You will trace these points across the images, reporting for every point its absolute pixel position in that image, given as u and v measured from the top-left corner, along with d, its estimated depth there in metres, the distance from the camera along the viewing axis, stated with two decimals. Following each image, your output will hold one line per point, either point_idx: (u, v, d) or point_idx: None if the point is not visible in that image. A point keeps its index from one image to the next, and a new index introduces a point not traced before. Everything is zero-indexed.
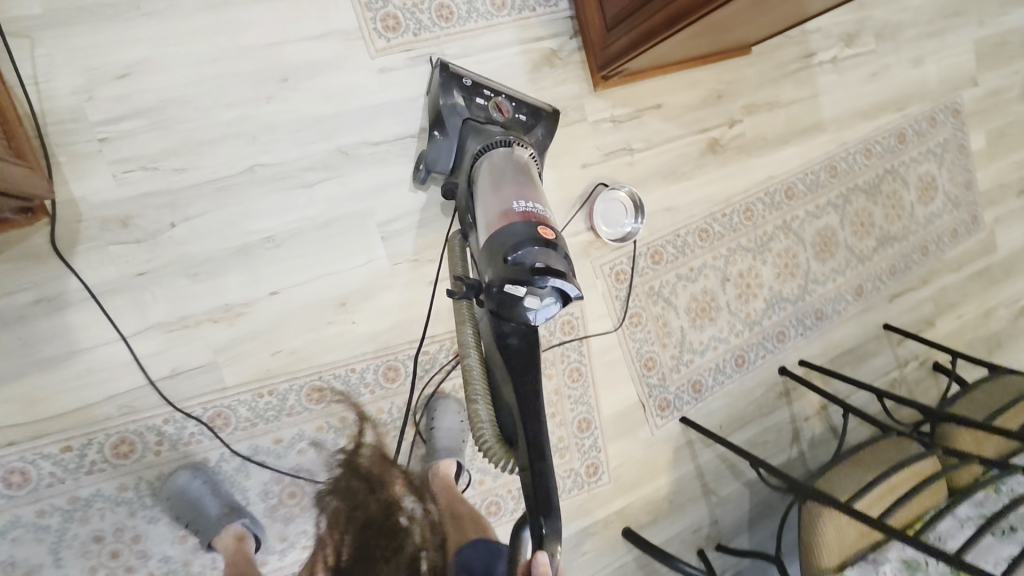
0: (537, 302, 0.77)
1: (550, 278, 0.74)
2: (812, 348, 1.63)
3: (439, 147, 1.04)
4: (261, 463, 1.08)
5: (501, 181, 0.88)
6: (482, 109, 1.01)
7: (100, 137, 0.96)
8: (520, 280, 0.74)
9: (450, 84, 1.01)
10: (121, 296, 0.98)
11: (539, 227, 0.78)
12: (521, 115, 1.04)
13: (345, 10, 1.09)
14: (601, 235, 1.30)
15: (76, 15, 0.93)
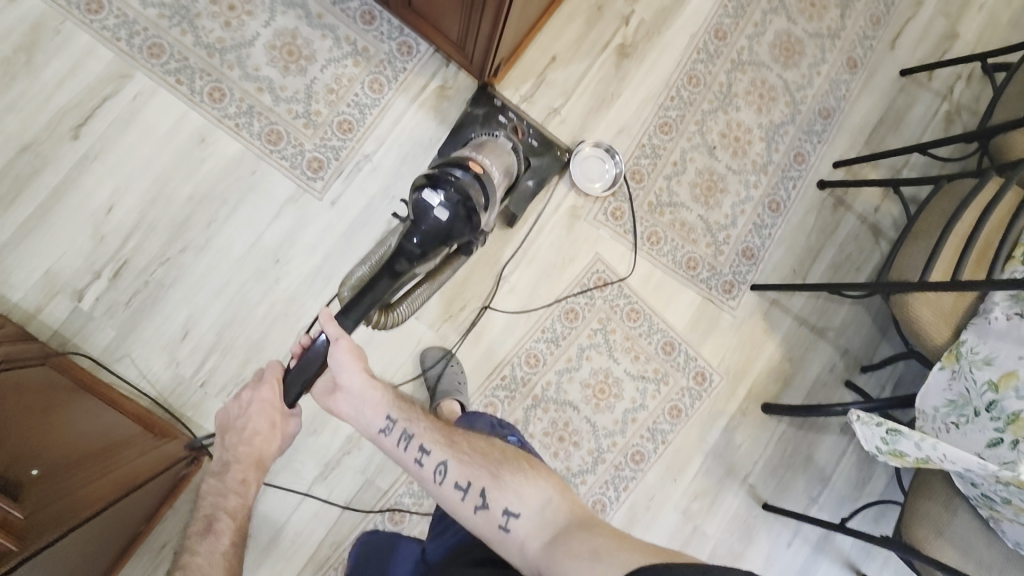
0: (441, 215, 0.94)
1: (452, 186, 0.95)
2: (840, 145, 1.56)
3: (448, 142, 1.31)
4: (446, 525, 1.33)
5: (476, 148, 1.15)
6: (499, 124, 1.31)
7: (200, 384, 1.25)
8: (434, 184, 0.96)
9: (482, 100, 1.34)
10: (281, 473, 1.27)
11: (469, 160, 1.02)
12: (533, 142, 1.35)
13: (280, 181, 1.30)
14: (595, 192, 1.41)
15: (134, 319, 1.23)
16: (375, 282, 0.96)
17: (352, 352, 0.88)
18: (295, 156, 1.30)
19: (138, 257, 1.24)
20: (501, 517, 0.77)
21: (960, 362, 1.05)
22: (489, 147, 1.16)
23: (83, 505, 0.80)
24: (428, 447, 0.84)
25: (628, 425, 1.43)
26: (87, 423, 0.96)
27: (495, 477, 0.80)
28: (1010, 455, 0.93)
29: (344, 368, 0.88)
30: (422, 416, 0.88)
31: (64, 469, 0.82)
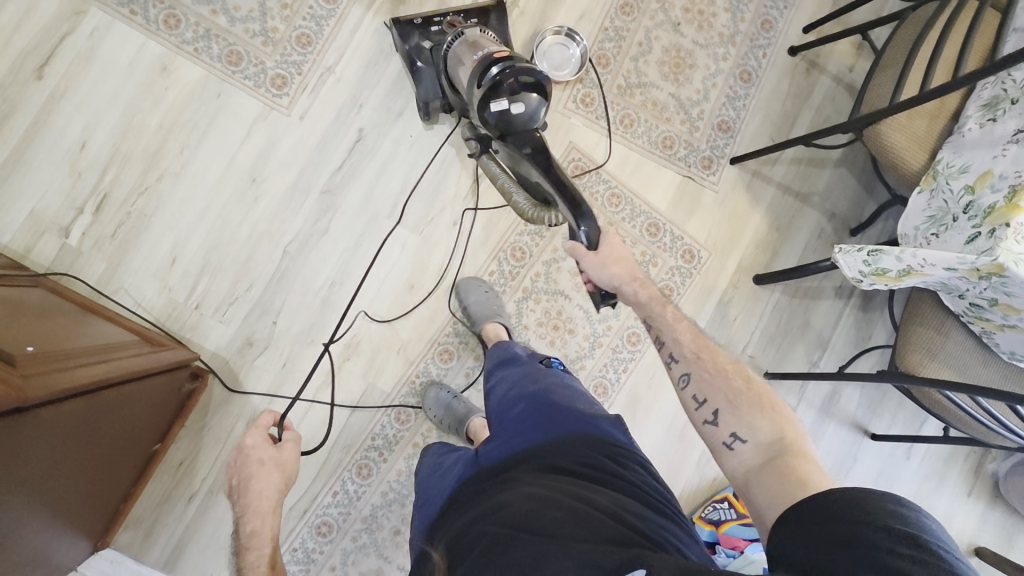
0: (524, 105, 0.94)
1: (521, 79, 0.94)
2: (808, 8, 1.53)
3: (424, 81, 1.26)
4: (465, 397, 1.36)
5: (461, 53, 1.08)
6: (440, 33, 1.24)
7: (195, 306, 1.28)
8: (493, 91, 0.94)
9: (407, 30, 1.25)
10: (286, 384, 1.30)
11: (491, 54, 0.98)
12: (473, 19, 1.27)
13: (245, 101, 1.30)
14: (562, 79, 1.39)
15: (123, 249, 1.26)
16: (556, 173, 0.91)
17: (614, 248, 0.91)
18: (258, 75, 1.31)
19: (117, 190, 1.26)
20: (728, 436, 0.78)
21: (937, 180, 1.04)
22: (463, 48, 1.09)
23: (65, 384, 0.83)
24: (678, 356, 0.87)
25: (622, 309, 1.44)
26: (78, 332, 1.01)
27: (731, 403, 0.80)
28: (984, 246, 0.91)
29: (607, 267, 0.90)
30: (676, 325, 0.90)
31: (46, 359, 0.85)
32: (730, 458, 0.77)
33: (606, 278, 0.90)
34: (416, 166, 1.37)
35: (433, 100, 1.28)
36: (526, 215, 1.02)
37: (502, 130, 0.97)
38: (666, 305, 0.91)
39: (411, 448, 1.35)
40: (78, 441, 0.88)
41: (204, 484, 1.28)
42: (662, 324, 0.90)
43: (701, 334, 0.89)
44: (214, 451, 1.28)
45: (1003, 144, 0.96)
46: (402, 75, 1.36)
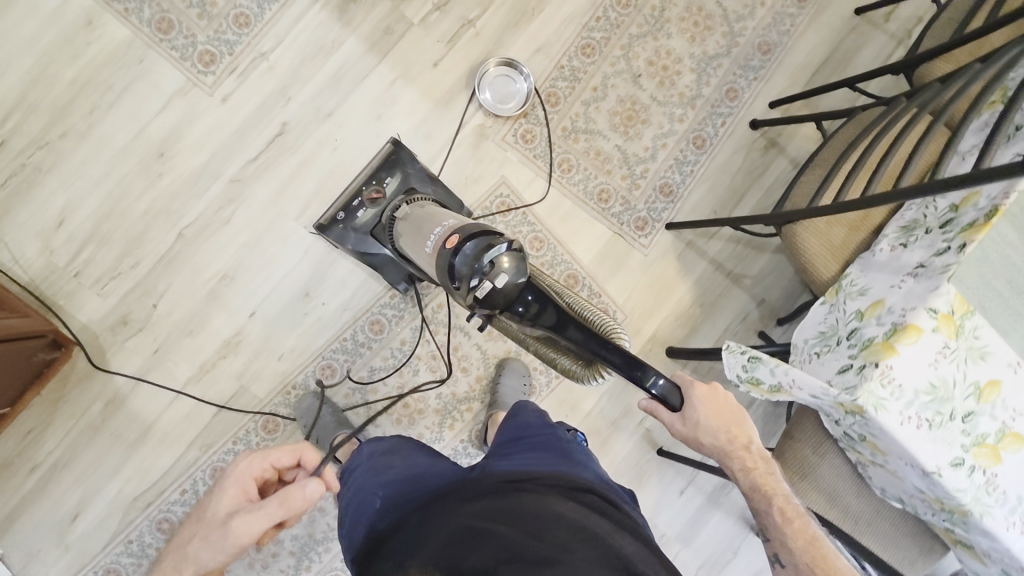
0: (506, 274, 0.83)
1: (485, 253, 0.84)
2: (778, 84, 1.47)
3: (387, 266, 1.26)
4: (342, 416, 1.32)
5: (416, 241, 1.05)
6: (368, 214, 1.22)
7: (74, 274, 1.23)
8: (471, 285, 0.84)
9: (335, 229, 1.22)
10: (154, 371, 1.25)
11: (444, 245, 0.90)
12: (388, 178, 1.24)
13: (169, 73, 1.26)
14: (508, 113, 1.34)
15: (10, 202, 1.21)
16: (584, 334, 0.78)
17: (710, 407, 0.91)
18: (187, 49, 1.26)
19: (17, 138, 1.21)
20: None
21: (838, 295, 0.96)
22: (412, 225, 1.09)
23: None
24: (784, 558, 0.93)
25: (523, 356, 1.38)
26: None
27: None
28: (853, 381, 0.86)
29: (706, 432, 0.92)
30: (785, 527, 0.92)
31: None
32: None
33: (708, 443, 0.93)
34: (335, 172, 1.31)
35: (399, 272, 1.27)
36: (579, 375, 0.87)
37: (506, 309, 0.85)
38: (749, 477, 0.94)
39: None
40: None
41: (46, 459, 1.22)
42: (758, 497, 0.94)
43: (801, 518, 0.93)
44: (66, 426, 1.23)
45: (903, 276, 0.90)
46: (339, 75, 1.31)
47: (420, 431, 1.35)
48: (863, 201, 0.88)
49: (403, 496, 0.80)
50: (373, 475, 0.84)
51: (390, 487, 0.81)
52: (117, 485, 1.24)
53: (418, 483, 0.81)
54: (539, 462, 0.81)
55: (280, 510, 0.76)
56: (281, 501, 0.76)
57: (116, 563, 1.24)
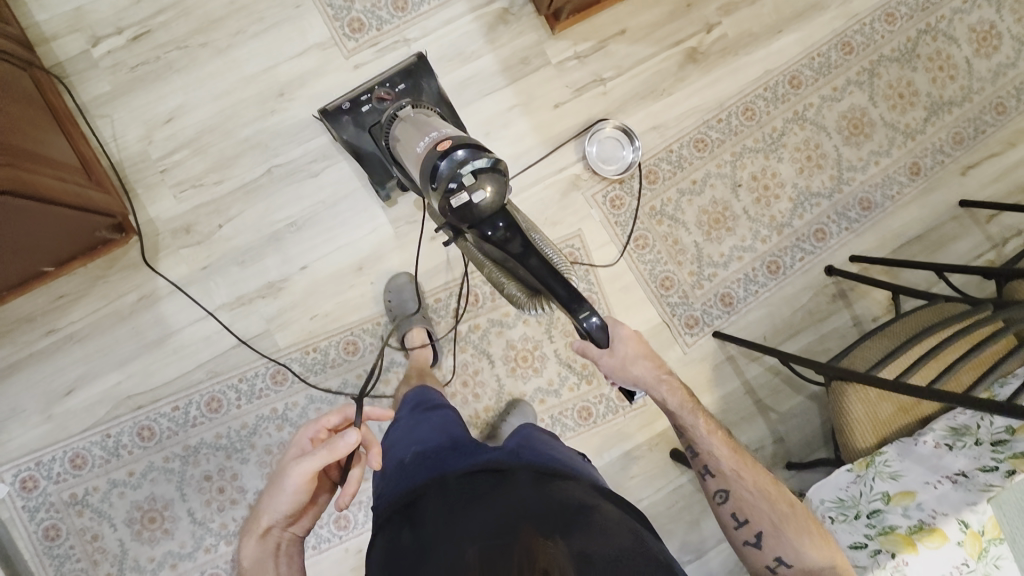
0: (486, 194, 0.87)
1: (468, 165, 0.88)
2: (866, 241, 1.48)
3: (372, 167, 1.22)
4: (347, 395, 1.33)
5: (405, 146, 1.04)
6: (371, 111, 1.20)
7: (161, 170, 1.26)
8: (449, 191, 0.87)
9: (337, 115, 1.21)
10: (195, 285, 1.28)
11: (436, 148, 0.92)
12: (400, 85, 1.21)
13: (317, 25, 1.30)
14: (602, 173, 1.37)
15: (132, 85, 1.26)
16: (541, 268, 0.86)
17: (633, 342, 0.94)
18: (341, 10, 1.31)
19: (161, 32, 1.26)
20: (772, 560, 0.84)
21: (867, 468, 0.95)
22: (406, 131, 1.05)
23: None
24: (713, 467, 0.92)
25: (535, 404, 1.37)
26: (23, 124, 0.99)
27: (776, 526, 0.85)
28: (862, 561, 0.86)
29: (631, 362, 0.94)
30: (710, 435, 0.93)
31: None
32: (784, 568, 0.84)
33: (633, 376, 0.94)
34: None
35: (386, 177, 1.22)
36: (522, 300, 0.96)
37: (473, 225, 0.90)
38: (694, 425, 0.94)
39: (267, 410, 1.29)
40: None
41: (66, 328, 1.25)
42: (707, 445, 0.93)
43: (741, 453, 0.92)
44: (96, 304, 1.25)
45: (941, 476, 0.90)
46: (466, 83, 1.36)
47: None
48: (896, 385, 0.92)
49: (434, 453, 0.88)
50: (412, 437, 0.94)
51: (424, 443, 0.91)
52: (118, 377, 1.26)
53: (449, 446, 0.90)
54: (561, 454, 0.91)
55: (325, 455, 0.77)
56: (325, 449, 0.77)
57: (86, 450, 1.25)
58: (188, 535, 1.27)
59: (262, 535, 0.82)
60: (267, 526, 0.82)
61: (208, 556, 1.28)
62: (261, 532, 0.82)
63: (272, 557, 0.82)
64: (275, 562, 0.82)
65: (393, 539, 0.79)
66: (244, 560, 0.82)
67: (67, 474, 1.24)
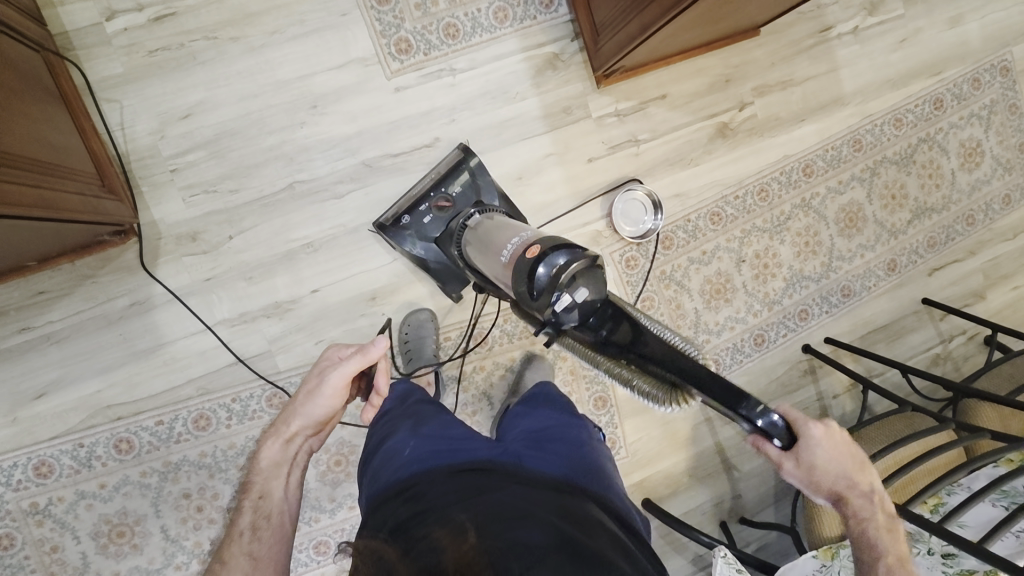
0: (588, 288, 0.81)
1: (564, 267, 0.79)
2: (840, 325, 1.61)
3: (440, 277, 1.21)
4: (343, 422, 1.32)
5: (485, 252, 0.98)
6: (434, 220, 1.19)
7: (171, 169, 1.17)
8: (551, 296, 0.79)
9: (398, 231, 1.20)
10: (195, 296, 1.20)
11: (524, 253, 0.83)
12: (456, 188, 1.19)
13: (362, 39, 1.23)
14: (622, 234, 1.39)
15: (148, 71, 1.14)
16: (677, 358, 0.78)
17: (831, 448, 0.80)
18: (390, 27, 1.24)
19: (189, 18, 1.15)
20: None
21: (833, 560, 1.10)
22: (483, 237, 1.00)
23: (16, 198, 0.79)
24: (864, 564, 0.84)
25: None
26: (37, 124, 0.89)
27: None
28: None
29: (828, 458, 0.80)
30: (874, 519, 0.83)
31: (18, 165, 0.81)
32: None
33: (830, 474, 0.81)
34: None
35: (458, 281, 1.22)
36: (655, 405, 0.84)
37: (580, 320, 0.83)
38: (870, 524, 0.83)
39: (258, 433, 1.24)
40: None
41: (45, 326, 1.15)
42: (882, 547, 0.83)
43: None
44: (81, 304, 1.16)
45: None
46: (506, 124, 1.33)
47: None
48: (895, 505, 0.97)
49: (436, 451, 0.83)
50: (413, 430, 0.89)
51: (426, 440, 0.86)
52: (99, 384, 1.17)
53: (452, 441, 0.86)
54: (565, 455, 0.87)
55: (364, 360, 0.88)
56: (363, 353, 0.88)
57: (54, 458, 1.16)
58: (158, 552, 1.21)
59: (288, 439, 0.89)
60: (295, 431, 0.89)
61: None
62: (285, 438, 0.88)
63: (290, 462, 0.88)
64: (290, 469, 0.88)
65: (389, 512, 0.76)
66: (263, 460, 0.88)
67: (30, 481, 1.15)
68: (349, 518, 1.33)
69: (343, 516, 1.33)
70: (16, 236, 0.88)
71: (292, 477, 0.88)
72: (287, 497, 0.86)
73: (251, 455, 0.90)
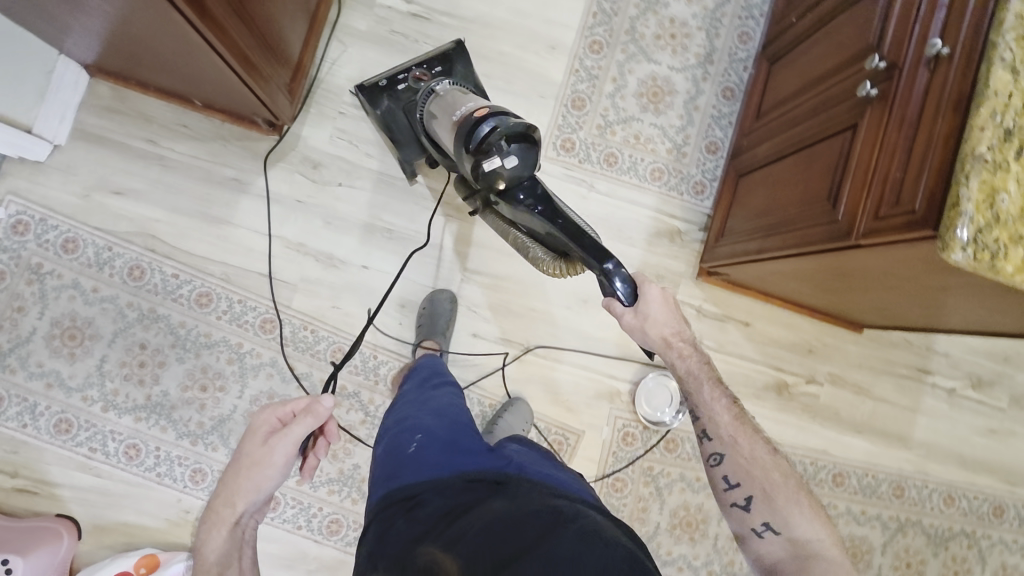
0: (516, 158, 0.94)
1: (499, 128, 0.94)
2: None
3: (398, 144, 1.25)
4: (301, 386, 1.30)
5: (441, 118, 1.08)
6: (408, 88, 1.24)
7: (341, 111, 1.35)
8: (483, 154, 0.93)
9: (373, 93, 1.25)
10: (280, 206, 1.32)
11: (472, 114, 0.98)
12: (436, 68, 1.26)
13: (542, 121, 1.42)
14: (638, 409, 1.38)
15: (382, 41, 1.36)
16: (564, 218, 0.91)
17: (664, 308, 0.91)
18: (568, 127, 1.42)
19: (436, 30, 1.38)
20: (760, 525, 0.85)
21: None
22: (441, 104, 1.10)
23: (227, 47, 0.94)
24: (712, 433, 0.90)
25: None
26: (277, 20, 1.08)
27: (768, 496, 0.85)
28: None
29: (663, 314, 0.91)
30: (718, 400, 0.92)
31: (247, 30, 0.98)
32: (761, 548, 0.85)
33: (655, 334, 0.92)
34: (520, 284, 1.40)
35: (414, 151, 1.25)
36: (546, 263, 0.99)
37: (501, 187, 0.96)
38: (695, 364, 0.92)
39: (234, 340, 1.29)
40: (183, 54, 0.98)
41: (164, 149, 1.29)
42: (707, 387, 0.92)
43: (739, 414, 0.91)
44: (201, 153, 1.30)
45: None
46: None
47: None
48: None
49: (437, 455, 0.85)
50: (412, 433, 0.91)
51: (433, 436, 0.89)
52: (160, 215, 1.29)
53: (451, 446, 0.88)
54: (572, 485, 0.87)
55: (312, 423, 0.86)
56: (312, 418, 0.86)
57: (83, 242, 1.26)
58: (83, 372, 1.24)
59: (236, 524, 0.84)
60: (241, 513, 0.84)
61: (79, 404, 1.24)
62: (231, 522, 0.84)
63: (242, 544, 0.85)
64: (243, 552, 0.84)
65: (388, 521, 0.79)
66: (210, 555, 0.82)
67: (52, 247, 1.24)
68: None
69: None
70: (204, 70, 1.04)
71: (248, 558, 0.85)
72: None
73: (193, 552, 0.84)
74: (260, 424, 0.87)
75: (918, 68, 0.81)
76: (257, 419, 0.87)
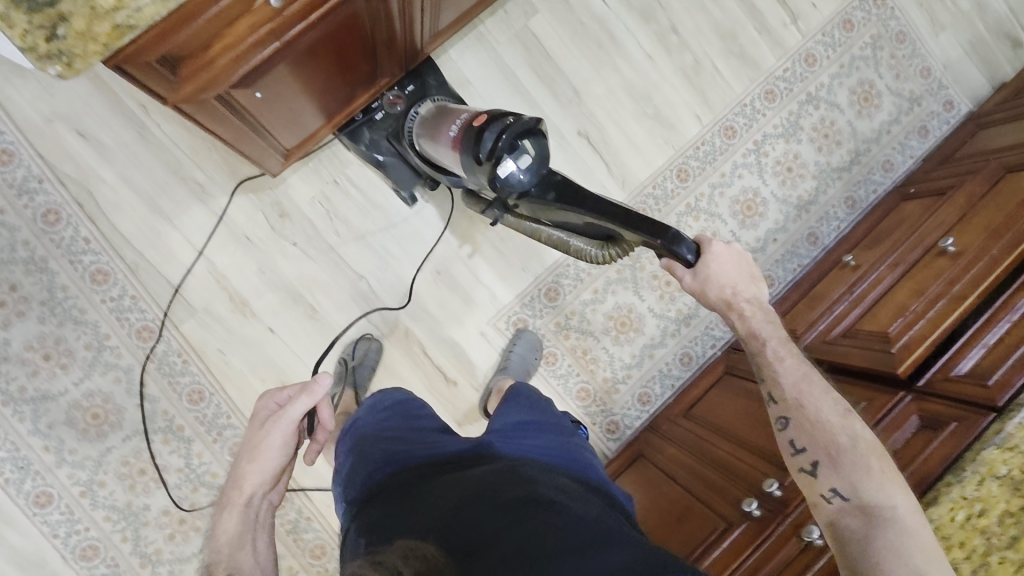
0: (529, 155, 0.87)
1: (502, 129, 0.87)
2: None
3: (397, 174, 1.26)
4: (141, 404, 1.24)
5: (435, 138, 1.07)
6: (387, 115, 1.21)
7: (334, 179, 1.31)
8: (493, 163, 0.86)
9: (353, 128, 1.20)
10: (226, 231, 1.27)
11: (472, 125, 0.93)
12: (408, 85, 1.21)
13: (510, 290, 1.40)
14: None
15: None
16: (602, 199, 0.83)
17: (733, 264, 0.82)
18: (529, 308, 1.40)
19: None
20: (827, 489, 0.80)
21: None
22: (436, 121, 1.09)
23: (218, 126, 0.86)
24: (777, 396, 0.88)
25: None
26: (295, 112, 0.97)
27: (834, 460, 0.81)
28: None
29: (726, 269, 0.82)
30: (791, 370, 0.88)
31: (255, 117, 0.89)
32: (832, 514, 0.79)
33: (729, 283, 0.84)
34: None
35: (412, 178, 1.27)
36: (584, 246, 0.91)
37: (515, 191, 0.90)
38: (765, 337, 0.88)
39: (104, 329, 1.23)
40: None
41: (150, 119, 1.23)
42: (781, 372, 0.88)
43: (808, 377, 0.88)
44: (183, 142, 1.25)
45: None
46: None
47: (106, 480, 1.24)
48: None
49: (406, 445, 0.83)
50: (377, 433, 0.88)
51: (396, 435, 0.85)
52: (108, 177, 1.22)
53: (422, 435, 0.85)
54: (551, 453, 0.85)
55: (308, 401, 0.84)
56: (306, 395, 0.84)
57: (18, 161, 1.19)
58: None
59: (247, 504, 0.84)
60: (251, 492, 0.84)
61: None
62: (244, 502, 0.84)
63: (256, 525, 0.85)
64: (256, 534, 0.85)
65: (366, 512, 0.74)
66: (224, 532, 0.84)
67: None
68: (29, 448, 1.20)
69: (30, 442, 1.20)
70: None
71: (262, 539, 0.85)
72: (259, 563, 0.83)
73: (210, 530, 0.86)
74: (262, 412, 0.87)
75: (793, 535, 0.87)
76: (260, 410, 0.87)
